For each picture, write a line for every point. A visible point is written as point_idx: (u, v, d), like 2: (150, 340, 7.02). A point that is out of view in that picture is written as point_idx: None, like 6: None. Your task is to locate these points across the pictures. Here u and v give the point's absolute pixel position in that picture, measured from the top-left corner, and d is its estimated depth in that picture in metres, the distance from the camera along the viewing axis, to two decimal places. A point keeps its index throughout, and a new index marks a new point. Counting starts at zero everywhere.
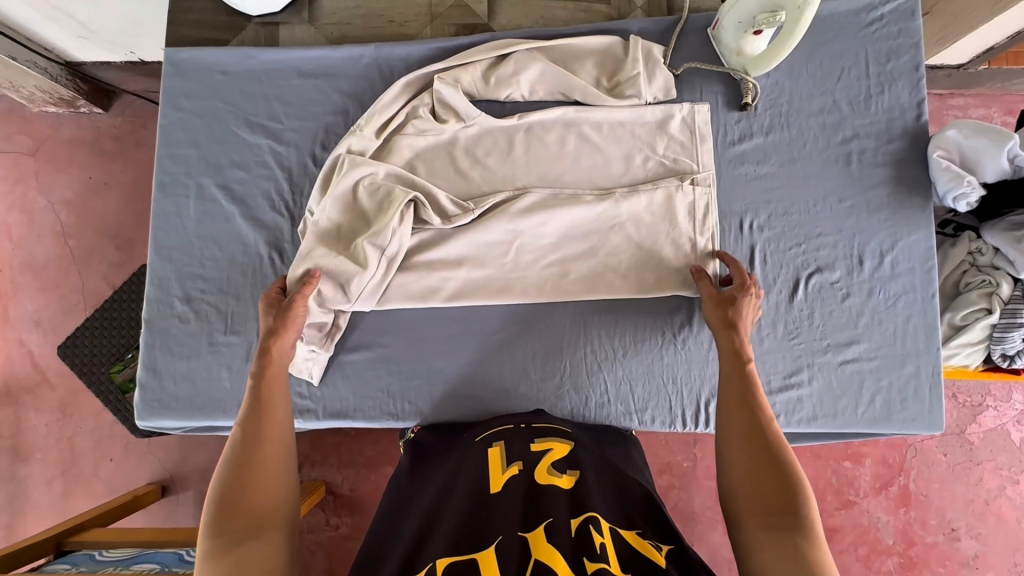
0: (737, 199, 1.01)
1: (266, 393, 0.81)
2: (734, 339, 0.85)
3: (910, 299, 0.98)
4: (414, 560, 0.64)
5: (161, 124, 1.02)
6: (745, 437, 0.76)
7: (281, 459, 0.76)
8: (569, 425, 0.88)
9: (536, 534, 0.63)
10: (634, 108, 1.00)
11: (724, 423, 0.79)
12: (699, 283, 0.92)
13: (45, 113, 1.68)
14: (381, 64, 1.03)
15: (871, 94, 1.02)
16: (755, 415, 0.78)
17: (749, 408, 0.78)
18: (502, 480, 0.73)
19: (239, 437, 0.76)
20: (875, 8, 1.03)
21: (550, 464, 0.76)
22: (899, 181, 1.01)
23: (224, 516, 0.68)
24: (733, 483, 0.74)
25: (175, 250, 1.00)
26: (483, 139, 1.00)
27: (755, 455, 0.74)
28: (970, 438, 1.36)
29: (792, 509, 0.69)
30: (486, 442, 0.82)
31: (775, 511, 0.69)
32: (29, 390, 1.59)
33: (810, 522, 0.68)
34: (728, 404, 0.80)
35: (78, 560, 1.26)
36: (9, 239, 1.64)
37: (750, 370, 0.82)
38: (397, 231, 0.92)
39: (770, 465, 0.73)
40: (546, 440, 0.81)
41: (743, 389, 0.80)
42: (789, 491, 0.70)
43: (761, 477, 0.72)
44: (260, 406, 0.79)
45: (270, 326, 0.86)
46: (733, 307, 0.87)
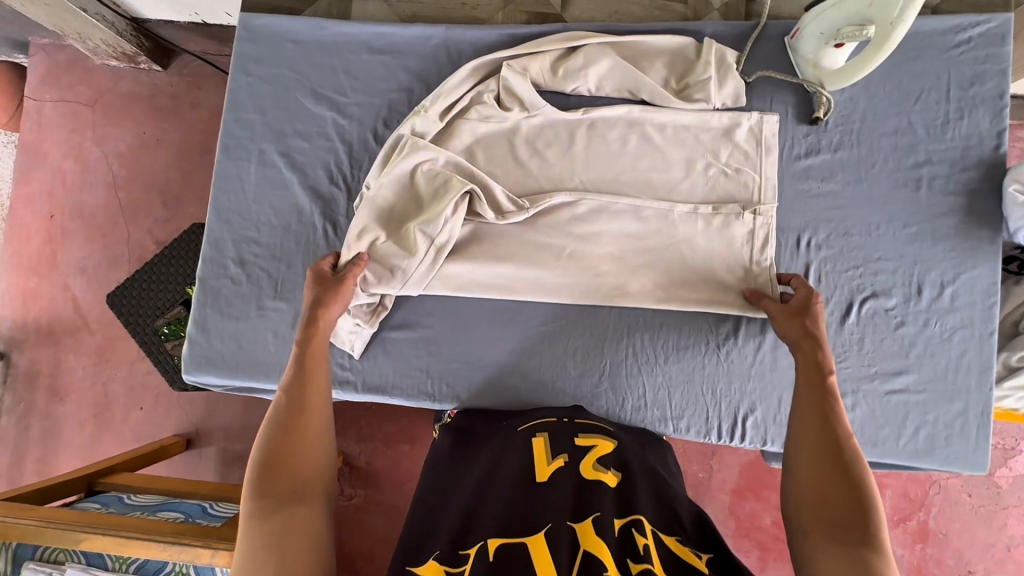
0: (797, 215, 0.99)
1: (310, 362, 0.82)
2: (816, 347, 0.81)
3: (967, 335, 0.96)
4: (462, 537, 0.66)
5: (230, 88, 1.04)
6: (819, 449, 0.73)
7: (318, 429, 0.77)
8: (608, 424, 0.88)
9: (584, 524, 0.64)
10: (701, 112, 0.99)
11: (797, 432, 0.76)
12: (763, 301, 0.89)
13: (108, 66, 1.72)
14: (449, 45, 1.03)
15: (949, 119, 0.99)
16: (833, 429, 0.74)
17: (824, 421, 0.75)
18: (548, 471, 0.73)
19: (281, 405, 0.77)
20: (963, 30, 0.99)
21: (595, 459, 0.76)
22: (969, 212, 0.98)
23: (267, 479, 0.70)
24: (798, 490, 0.71)
25: (232, 212, 1.02)
26: (545, 131, 1.00)
27: (823, 466, 0.71)
28: (999, 481, 1.32)
29: (859, 523, 0.65)
30: (530, 434, 0.83)
31: (839, 521, 0.66)
32: (70, 333, 1.65)
33: (879, 539, 0.64)
34: (802, 415, 0.77)
35: (107, 500, 1.34)
36: (63, 185, 1.70)
37: (830, 383, 0.79)
38: (449, 221, 0.93)
39: (839, 476, 0.70)
40: (590, 435, 0.82)
41: (818, 400, 0.77)
42: (859, 508, 0.67)
43: (829, 487, 0.70)
44: (304, 373, 0.81)
45: (314, 298, 0.87)
46: (811, 316, 0.84)
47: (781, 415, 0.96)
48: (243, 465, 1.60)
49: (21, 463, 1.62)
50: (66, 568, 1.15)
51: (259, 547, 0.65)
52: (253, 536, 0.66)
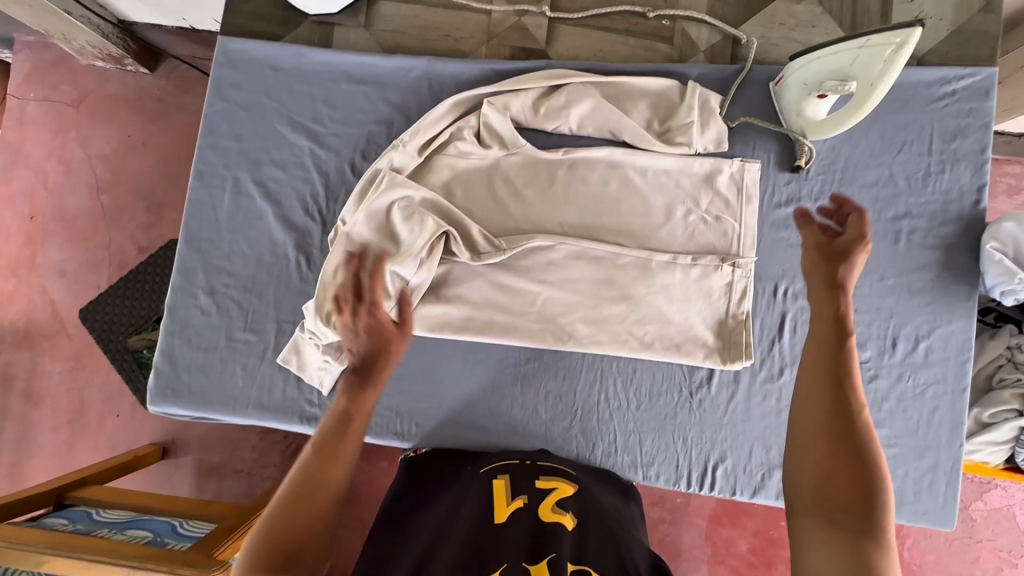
0: (775, 264, 0.98)
1: (349, 421, 0.69)
2: (834, 301, 0.66)
3: (940, 390, 0.95)
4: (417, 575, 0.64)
5: (206, 113, 1.02)
6: (828, 420, 0.59)
7: (329, 504, 0.66)
8: (573, 468, 0.89)
9: (538, 567, 0.63)
10: (682, 157, 0.98)
11: (801, 394, 0.63)
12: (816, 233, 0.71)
13: (93, 67, 1.69)
14: (431, 79, 1.01)
15: (930, 172, 0.98)
16: (845, 397, 0.60)
17: (837, 388, 0.61)
18: (506, 512, 0.73)
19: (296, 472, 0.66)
20: (948, 82, 0.99)
21: (554, 501, 0.76)
22: (946, 266, 0.97)
23: (265, 547, 0.62)
24: (799, 467, 0.59)
25: (204, 241, 1.00)
26: (525, 169, 0.98)
27: (826, 444, 0.58)
28: (973, 514, 1.33)
29: (867, 515, 0.54)
30: (492, 475, 0.83)
31: (841, 514, 0.55)
32: (47, 337, 1.63)
33: (883, 530, 0.54)
34: (807, 376, 0.63)
35: (76, 516, 1.31)
36: (44, 186, 1.67)
37: (848, 345, 0.63)
38: (424, 264, 0.93)
39: (846, 455, 0.57)
40: (551, 479, 0.82)
41: (831, 366, 0.62)
42: (867, 496, 0.55)
43: (835, 466, 0.57)
44: (340, 433, 0.68)
45: (362, 355, 0.69)
46: (843, 266, 0.68)
47: (751, 465, 0.95)
48: (219, 477, 1.58)
49: None
50: None
51: None
52: None
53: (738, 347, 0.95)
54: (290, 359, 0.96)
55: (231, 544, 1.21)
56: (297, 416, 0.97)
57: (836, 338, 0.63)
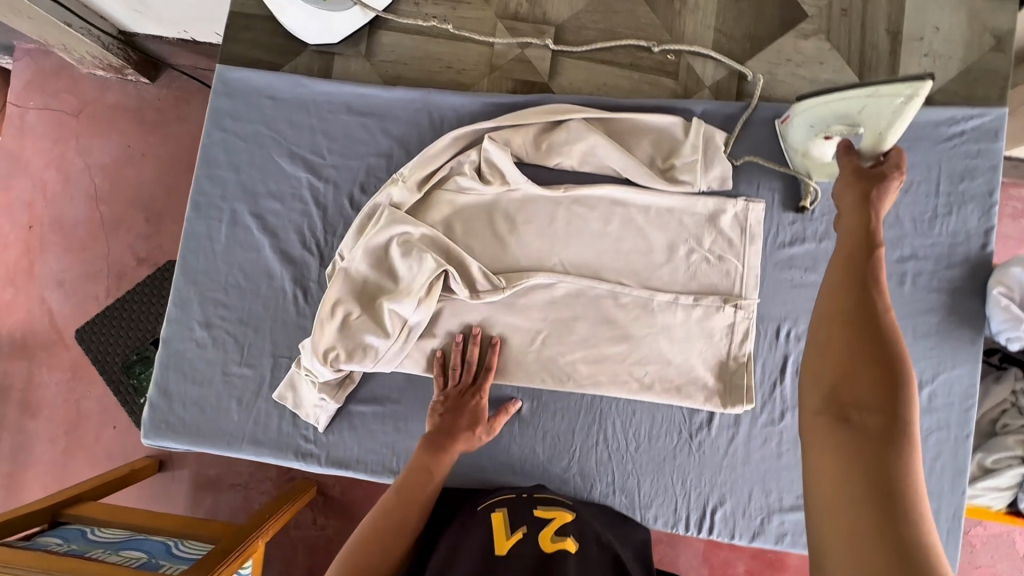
0: (777, 305, 0.97)
1: (422, 471, 0.84)
2: (865, 218, 0.63)
3: (942, 437, 0.94)
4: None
5: (204, 142, 1.00)
6: (849, 321, 0.54)
7: (397, 549, 0.77)
8: (569, 499, 0.89)
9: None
10: (685, 195, 0.97)
11: (822, 299, 0.58)
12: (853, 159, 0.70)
13: (93, 76, 1.68)
14: (432, 111, 1.00)
15: (937, 215, 0.97)
16: (869, 300, 0.55)
17: (861, 292, 0.55)
18: (508, 544, 0.72)
19: (377, 511, 0.80)
20: (956, 122, 0.97)
21: (554, 528, 0.76)
22: (951, 309, 0.96)
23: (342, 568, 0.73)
24: (813, 370, 0.54)
25: (200, 272, 0.99)
26: (526, 205, 0.97)
27: (842, 341, 0.53)
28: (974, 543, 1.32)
29: (887, 418, 0.48)
30: (489, 509, 0.82)
31: (851, 414, 0.49)
32: (45, 348, 1.62)
33: (907, 435, 0.47)
34: (830, 282, 0.58)
35: (70, 535, 1.30)
36: (43, 195, 1.66)
37: (876, 258, 0.59)
38: (422, 302, 0.92)
39: (869, 354, 0.52)
40: (549, 508, 0.82)
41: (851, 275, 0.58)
42: (890, 398, 0.49)
43: (854, 367, 0.52)
44: (415, 481, 0.83)
45: (449, 419, 0.90)
46: (876, 188, 0.66)
47: (750, 509, 0.94)
48: (216, 491, 1.58)
49: None
50: None
51: None
52: None
53: (740, 390, 0.94)
54: (286, 395, 0.95)
55: (227, 564, 1.16)
56: (292, 452, 0.96)
57: (864, 252, 0.59)
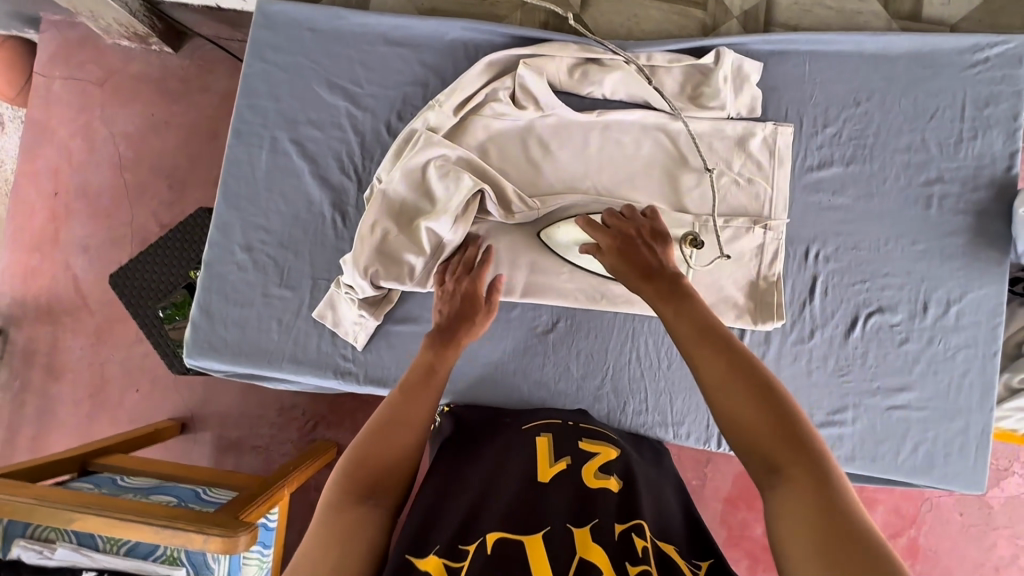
0: (807, 227, 0.99)
1: (420, 378, 0.75)
2: (656, 295, 0.70)
3: (971, 354, 0.96)
4: (466, 533, 0.63)
5: (245, 73, 1.03)
6: (730, 377, 0.59)
7: (410, 441, 0.69)
8: (612, 432, 0.89)
9: (583, 531, 0.63)
10: (715, 120, 0.99)
11: (699, 369, 0.62)
12: (615, 234, 0.78)
13: (117, 47, 1.63)
14: (467, 43, 1.03)
15: (962, 138, 0.99)
16: (734, 354, 0.61)
17: (720, 349, 0.61)
18: (551, 472, 0.73)
19: (385, 409, 0.71)
20: (981, 49, 0.99)
21: (597, 463, 0.76)
22: (978, 232, 0.98)
23: (354, 479, 0.65)
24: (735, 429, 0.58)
25: (243, 199, 1.01)
26: (559, 130, 1.00)
27: (743, 402, 0.58)
28: (990, 502, 1.35)
29: (799, 450, 0.55)
30: (534, 432, 0.83)
31: (783, 470, 0.55)
32: (68, 313, 1.58)
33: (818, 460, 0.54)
34: (696, 354, 0.62)
35: (100, 481, 1.27)
36: (68, 163, 1.62)
37: (709, 313, 0.66)
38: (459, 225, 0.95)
39: (761, 401, 0.58)
40: (595, 442, 0.81)
41: (700, 327, 0.64)
42: (791, 433, 0.56)
43: (758, 417, 0.57)
44: (417, 382, 0.74)
45: (447, 320, 0.84)
46: (631, 247, 0.77)
47: None
48: (238, 452, 1.55)
49: (12, 443, 1.56)
50: (58, 547, 1.08)
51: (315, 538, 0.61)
52: (322, 526, 0.61)
53: (770, 307, 0.96)
54: (326, 314, 0.98)
55: (256, 506, 1.15)
56: (331, 370, 0.98)
57: (697, 312, 0.66)
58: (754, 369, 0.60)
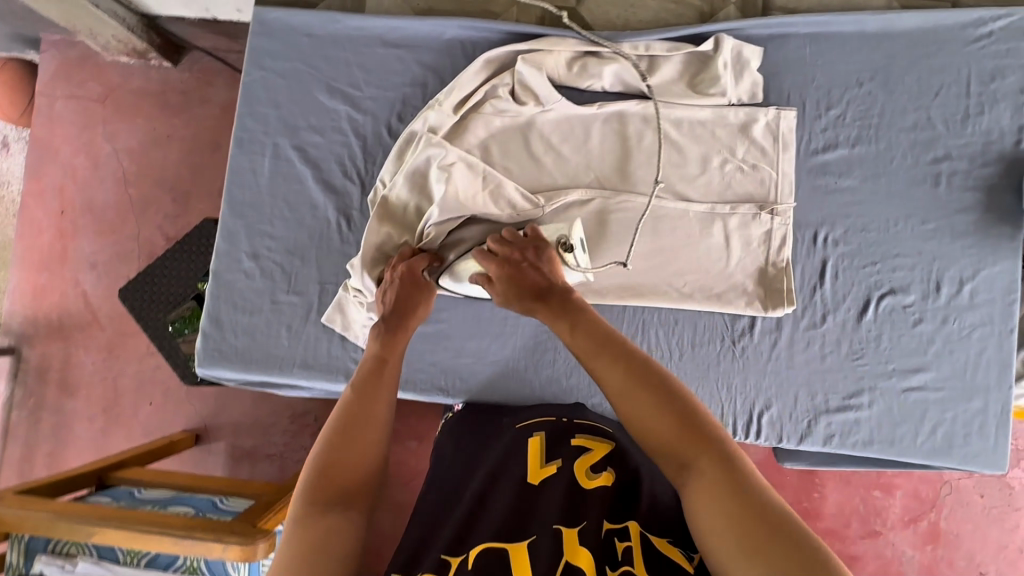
0: (815, 210, 0.98)
1: (375, 373, 0.73)
2: (549, 314, 0.74)
3: (986, 332, 0.95)
4: (460, 541, 0.66)
5: (245, 82, 1.03)
6: (626, 384, 0.64)
7: (378, 439, 0.68)
8: (609, 425, 0.86)
9: (570, 532, 0.63)
10: (717, 107, 0.98)
11: (601, 382, 0.66)
12: (507, 253, 0.80)
13: (117, 63, 1.64)
14: (465, 41, 1.03)
15: (969, 114, 0.97)
16: (629, 360, 0.65)
17: (611, 359, 0.65)
18: (541, 474, 0.73)
19: (342, 411, 0.68)
20: (984, 24, 0.98)
21: (589, 462, 0.73)
22: (989, 208, 0.96)
23: (322, 478, 0.63)
24: (646, 434, 0.62)
25: (247, 206, 1.01)
26: (560, 124, 0.99)
27: (643, 403, 0.62)
28: (1011, 482, 1.33)
29: (703, 440, 0.59)
30: (527, 431, 0.81)
31: (692, 463, 0.58)
32: (79, 329, 1.60)
33: (720, 443, 0.59)
34: (594, 367, 0.67)
35: (118, 494, 1.27)
36: (73, 181, 1.63)
37: (604, 323, 0.70)
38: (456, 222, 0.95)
39: (661, 401, 0.61)
40: (589, 438, 0.78)
41: (596, 334, 0.68)
42: (693, 425, 0.60)
43: (661, 419, 0.61)
44: (373, 375, 0.72)
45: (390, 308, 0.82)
46: (515, 272, 0.79)
47: (796, 413, 0.96)
48: (252, 461, 1.56)
49: (30, 459, 1.57)
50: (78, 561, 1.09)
51: (289, 551, 0.59)
52: (296, 534, 0.59)
53: (781, 293, 0.95)
54: (335, 318, 0.97)
55: (273, 514, 1.15)
56: (342, 374, 0.99)
57: (592, 324, 0.70)
58: (650, 370, 0.64)
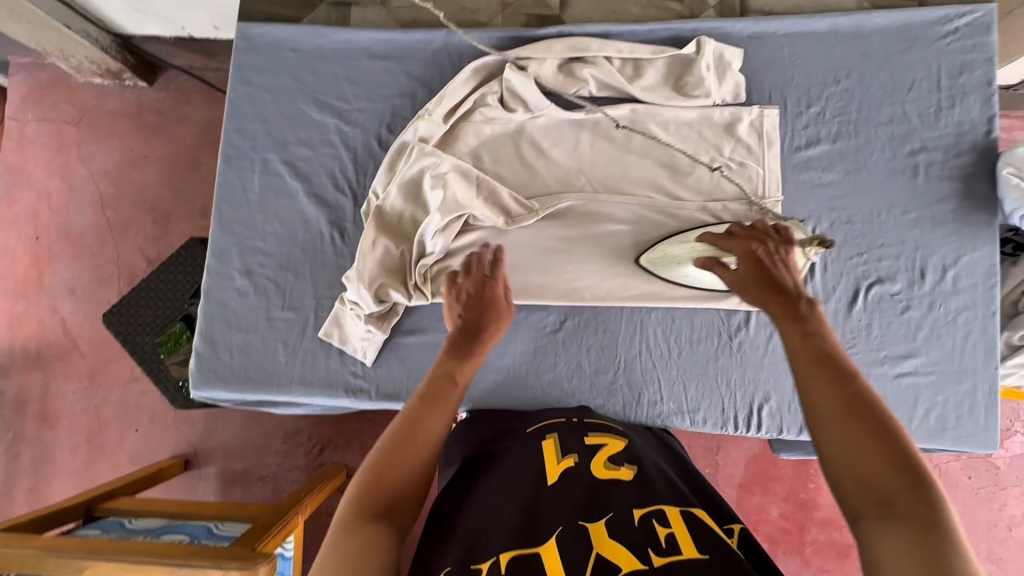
0: (801, 205, 1.01)
1: (435, 389, 0.71)
2: (778, 311, 0.70)
3: (971, 316, 0.98)
4: (480, 545, 0.62)
5: (229, 98, 1.02)
6: (843, 402, 0.58)
7: (427, 452, 0.66)
8: (619, 425, 0.88)
9: (597, 527, 0.62)
10: (701, 108, 1.01)
11: (809, 391, 0.61)
12: (749, 241, 0.80)
13: (91, 84, 1.61)
14: (451, 51, 1.03)
15: (941, 107, 1.01)
16: (853, 383, 0.59)
17: (837, 373, 0.61)
18: (558, 470, 0.72)
19: (401, 420, 0.68)
20: (950, 21, 1.02)
21: (606, 457, 0.75)
22: (966, 196, 1.00)
23: (368, 489, 0.62)
24: (842, 456, 0.56)
25: (237, 223, 1.00)
26: (550, 129, 1.01)
27: (856, 427, 0.56)
28: (997, 462, 1.37)
29: (911, 490, 0.52)
30: (539, 435, 0.82)
31: (892, 505, 0.52)
32: (60, 357, 1.55)
33: (933, 504, 0.51)
34: (808, 375, 0.62)
35: (108, 527, 1.22)
36: (47, 206, 1.59)
37: (831, 340, 0.65)
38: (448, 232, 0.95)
39: (873, 433, 0.55)
40: (600, 435, 0.81)
41: (819, 351, 0.64)
42: (904, 471, 0.53)
43: (870, 447, 0.55)
44: (432, 391, 0.71)
45: (468, 326, 0.81)
46: (760, 266, 0.76)
47: (795, 404, 0.97)
48: (246, 483, 1.52)
49: (11, 495, 1.51)
50: None
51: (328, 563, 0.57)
52: (338, 546, 0.58)
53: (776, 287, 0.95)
54: (332, 333, 0.97)
55: (272, 536, 1.12)
56: (341, 389, 0.97)
57: (820, 336, 0.65)
58: (872, 401, 0.58)
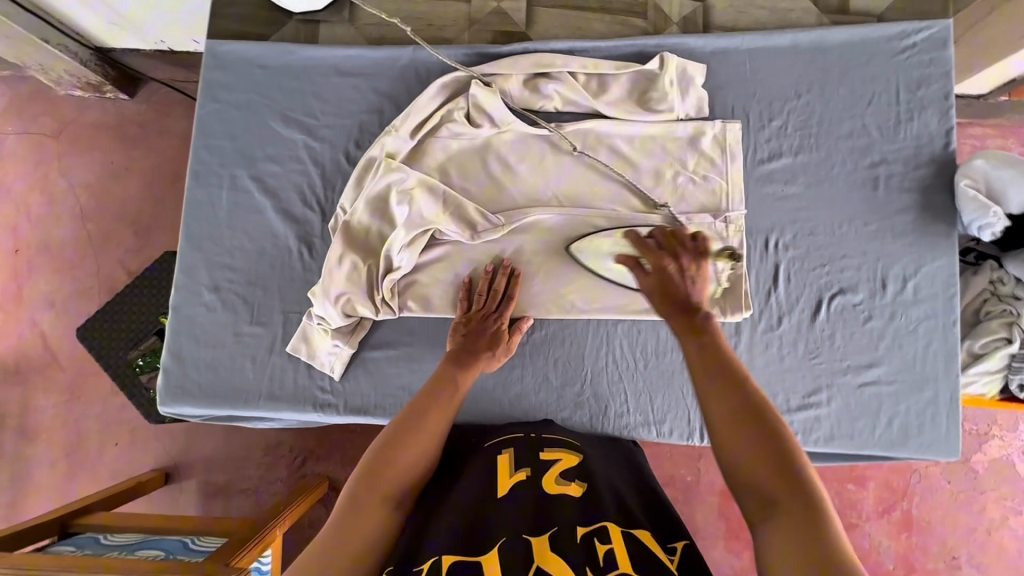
0: (763, 218, 1.02)
1: (438, 389, 0.79)
2: (685, 328, 0.75)
3: (931, 325, 0.99)
4: (415, 552, 0.63)
5: (199, 115, 1.03)
6: (736, 415, 0.64)
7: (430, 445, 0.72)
8: (575, 438, 0.89)
9: (539, 540, 0.63)
10: (666, 122, 1.02)
11: (709, 405, 0.66)
12: (663, 256, 0.83)
13: (70, 97, 1.61)
14: (418, 67, 1.05)
15: (900, 120, 1.03)
16: (745, 395, 0.65)
17: (732, 387, 0.66)
18: (508, 484, 0.73)
19: (408, 411, 0.74)
20: (908, 35, 1.04)
21: (557, 473, 0.76)
22: (925, 207, 1.02)
23: (375, 471, 0.67)
24: (739, 467, 0.62)
25: (206, 239, 1.01)
26: (516, 144, 1.02)
27: (748, 438, 0.62)
28: (974, 467, 1.38)
29: (796, 490, 0.58)
30: (495, 448, 0.82)
31: (778, 504, 0.58)
32: (39, 371, 1.54)
33: (814, 503, 0.57)
34: (706, 390, 0.67)
35: (82, 543, 1.21)
36: (27, 219, 1.58)
37: (730, 354, 0.70)
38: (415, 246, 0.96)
39: (763, 442, 0.61)
40: (554, 450, 0.82)
41: (717, 367, 0.68)
42: (791, 474, 0.59)
43: (760, 456, 0.61)
44: (435, 391, 0.78)
45: (464, 348, 0.88)
46: (671, 284, 0.80)
47: None
48: (226, 496, 1.51)
49: None
50: None
51: (333, 535, 0.62)
52: (345, 520, 0.63)
53: (739, 297, 0.97)
54: (300, 347, 0.97)
55: (246, 551, 1.12)
56: (309, 404, 0.97)
57: (721, 350, 0.70)
58: (764, 412, 0.63)
